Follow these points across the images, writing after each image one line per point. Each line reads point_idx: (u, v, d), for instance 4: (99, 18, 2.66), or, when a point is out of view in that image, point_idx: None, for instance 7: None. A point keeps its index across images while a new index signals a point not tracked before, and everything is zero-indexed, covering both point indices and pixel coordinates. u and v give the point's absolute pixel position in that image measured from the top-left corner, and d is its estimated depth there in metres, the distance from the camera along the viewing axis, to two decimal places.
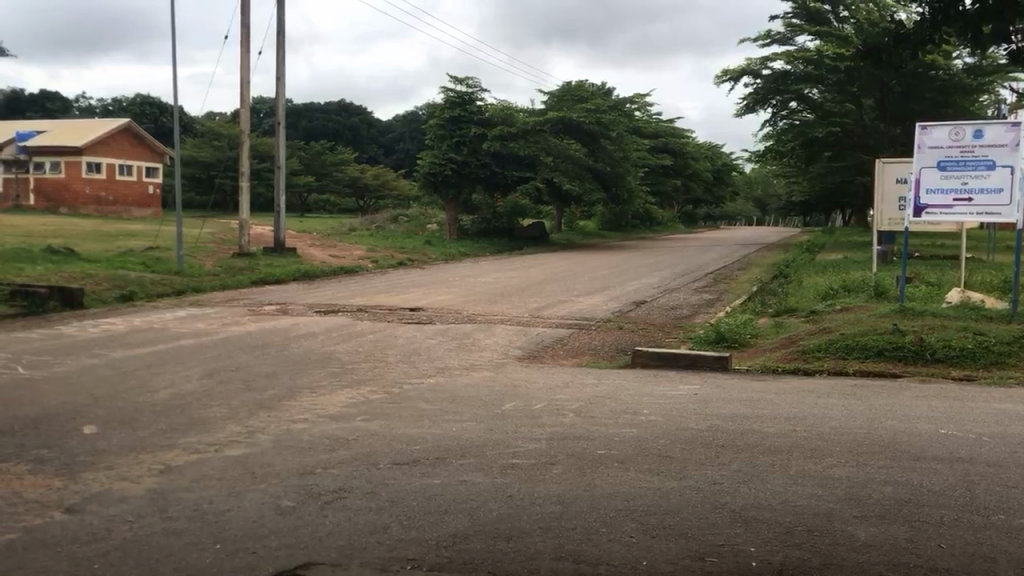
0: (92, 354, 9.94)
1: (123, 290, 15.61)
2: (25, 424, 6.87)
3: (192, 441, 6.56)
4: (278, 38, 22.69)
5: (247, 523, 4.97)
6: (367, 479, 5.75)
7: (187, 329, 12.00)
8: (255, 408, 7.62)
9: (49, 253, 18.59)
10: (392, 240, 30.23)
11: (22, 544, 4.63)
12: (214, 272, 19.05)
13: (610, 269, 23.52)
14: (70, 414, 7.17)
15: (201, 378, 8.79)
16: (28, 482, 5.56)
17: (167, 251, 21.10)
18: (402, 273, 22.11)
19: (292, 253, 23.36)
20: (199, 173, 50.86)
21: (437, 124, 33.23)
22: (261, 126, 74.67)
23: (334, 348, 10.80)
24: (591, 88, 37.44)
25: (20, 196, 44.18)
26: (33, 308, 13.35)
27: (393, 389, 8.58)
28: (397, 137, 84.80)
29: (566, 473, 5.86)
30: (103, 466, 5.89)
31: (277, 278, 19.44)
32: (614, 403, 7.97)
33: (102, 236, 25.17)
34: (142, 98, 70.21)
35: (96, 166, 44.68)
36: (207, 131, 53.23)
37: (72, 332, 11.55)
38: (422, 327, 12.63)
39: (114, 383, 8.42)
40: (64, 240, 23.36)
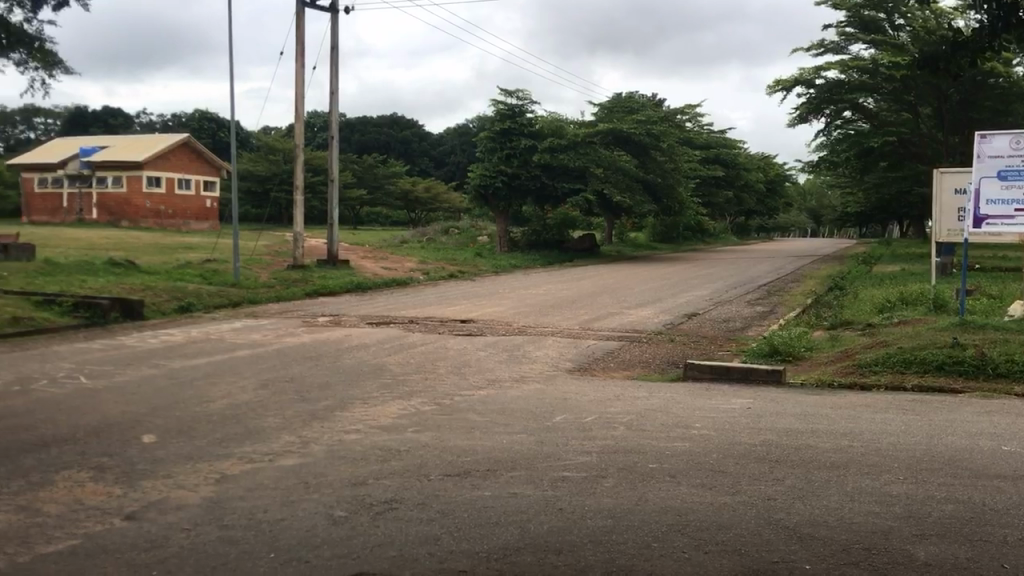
0: (152, 364, 10.15)
1: (182, 301, 15.91)
2: (87, 432, 7.02)
3: (248, 451, 6.67)
4: (332, 52, 23.08)
5: (302, 532, 5.04)
6: (418, 491, 5.78)
7: (244, 340, 12.19)
8: (309, 419, 7.72)
9: (110, 266, 19.06)
10: (443, 252, 30.46)
11: (82, 551, 4.70)
12: (269, 284, 19.34)
13: (662, 281, 23.38)
14: (129, 424, 7.31)
15: (256, 389, 8.90)
16: (89, 489, 5.67)
17: (223, 264, 21.48)
18: (454, 285, 22.26)
19: (344, 264, 23.60)
20: (255, 187, 51.78)
21: (488, 136, 33.35)
22: (315, 141, 75.85)
23: (386, 359, 10.89)
24: (642, 100, 37.38)
25: (84, 210, 45.59)
26: (95, 319, 13.64)
27: (444, 400, 8.62)
28: (447, 149, 85.23)
29: (617, 487, 5.84)
30: (162, 474, 6.02)
31: (330, 289, 19.69)
32: (666, 416, 7.91)
33: (161, 249, 25.63)
34: (201, 113, 71.89)
35: (156, 180, 45.73)
36: (262, 145, 54.18)
37: (133, 342, 11.80)
38: (473, 339, 12.67)
39: (173, 393, 8.56)
40: (125, 253, 24.00)
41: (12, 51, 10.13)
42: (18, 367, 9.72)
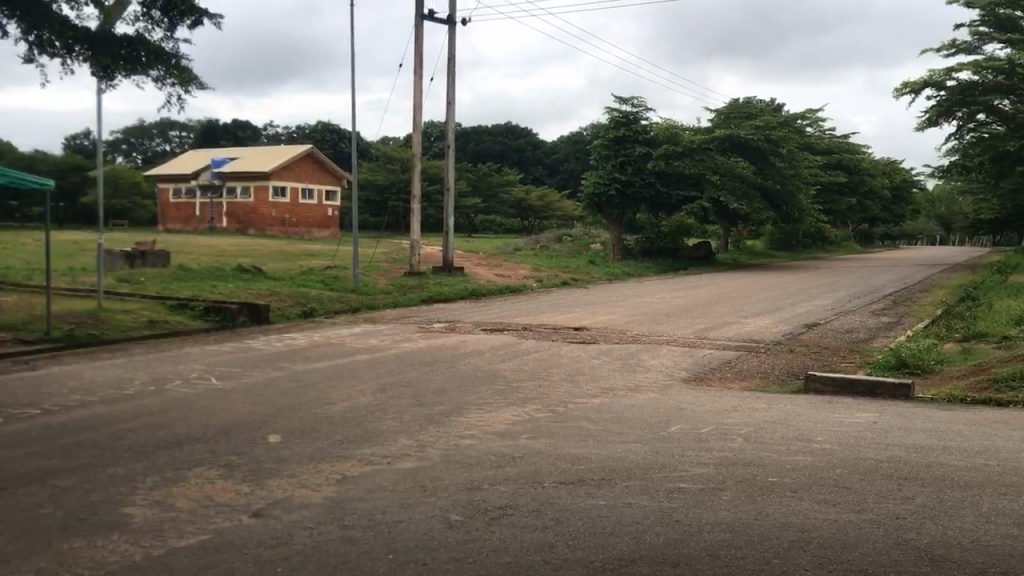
0: (278, 367, 10.52)
1: (304, 306, 16.46)
2: (217, 431, 7.32)
3: (367, 453, 6.83)
4: (449, 64, 23.49)
5: (420, 534, 5.12)
6: (532, 498, 5.80)
7: (363, 345, 12.51)
8: (425, 423, 7.85)
9: (239, 272, 19.88)
10: (556, 260, 30.53)
11: (213, 544, 4.89)
12: (387, 290, 19.80)
13: (780, 290, 22.80)
14: (257, 424, 7.60)
15: (374, 393, 9.10)
16: (219, 486, 5.90)
17: (343, 271, 22.13)
18: (567, 293, 22.27)
19: (459, 271, 23.96)
20: (374, 196, 53.13)
21: (602, 144, 33.28)
22: (431, 150, 77.28)
23: (500, 366, 10.98)
24: (760, 105, 36.62)
25: (215, 219, 47.97)
26: (224, 323, 14.24)
27: (558, 408, 8.62)
28: (561, 157, 85.44)
29: (735, 500, 5.71)
30: (286, 473, 6.22)
31: (445, 296, 20.02)
32: (786, 429, 7.69)
33: (286, 257, 26.61)
34: (323, 125, 74.32)
35: (282, 190, 47.52)
36: (381, 155, 55.56)
37: (260, 346, 12.26)
38: (586, 347, 12.63)
39: (296, 395, 8.86)
40: (252, 260, 25.02)
41: (151, 68, 10.62)
42: (155, 368, 10.23)
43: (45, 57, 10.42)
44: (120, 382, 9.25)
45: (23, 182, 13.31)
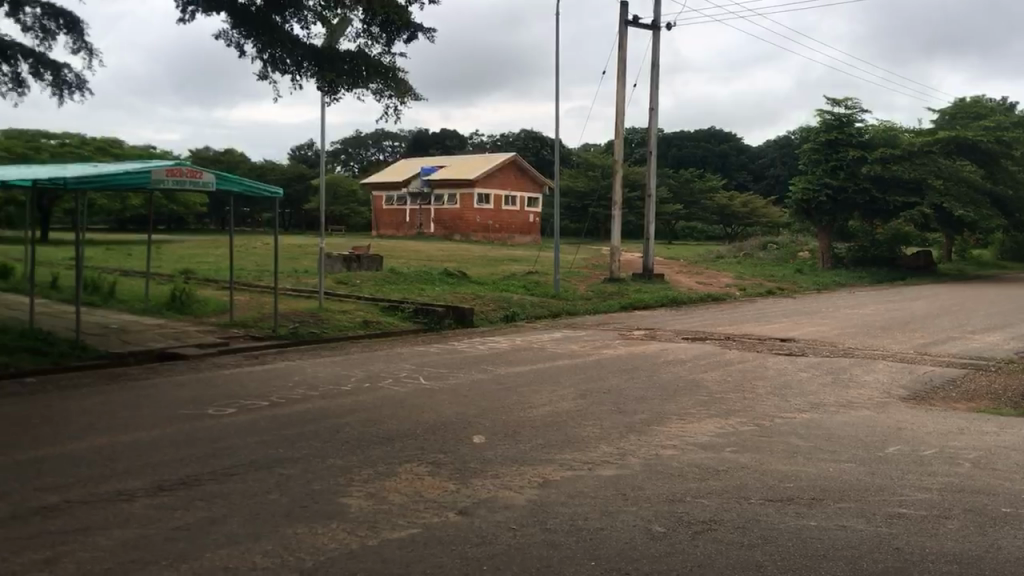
0: (481, 369, 10.78)
1: (507, 311, 16.83)
2: (426, 429, 7.59)
3: (568, 458, 6.85)
4: (653, 70, 23.32)
5: (621, 543, 5.07)
6: (738, 513, 5.61)
7: (564, 350, 12.60)
8: (626, 431, 7.79)
9: (445, 276, 20.62)
10: (760, 268, 29.61)
11: (422, 539, 5.05)
12: (587, 296, 19.90)
13: (1012, 303, 20.97)
14: (463, 424, 7.82)
15: (575, 398, 9.14)
16: (427, 482, 6.10)
17: (545, 276, 22.46)
18: (773, 302, 21.52)
19: (660, 278, 23.71)
20: (574, 203, 53.55)
21: (811, 147, 31.96)
22: (632, 157, 77.07)
23: (703, 376, 10.73)
24: (990, 104, 33.91)
25: (423, 224, 50.24)
26: (432, 325, 14.77)
27: (763, 421, 8.31)
28: (766, 162, 82.64)
29: (963, 530, 5.26)
30: (491, 474, 6.35)
31: (645, 303, 19.86)
32: (1021, 457, 7.03)
33: (490, 261, 27.36)
34: (527, 133, 75.93)
35: (486, 198, 48.82)
36: (583, 161, 55.96)
37: (465, 348, 12.64)
38: (794, 359, 12.13)
39: (500, 398, 9.04)
40: (457, 264, 25.92)
41: (370, 81, 11.14)
42: (369, 366, 10.76)
43: (277, 74, 11.22)
44: (337, 379, 9.80)
45: (255, 189, 14.43)
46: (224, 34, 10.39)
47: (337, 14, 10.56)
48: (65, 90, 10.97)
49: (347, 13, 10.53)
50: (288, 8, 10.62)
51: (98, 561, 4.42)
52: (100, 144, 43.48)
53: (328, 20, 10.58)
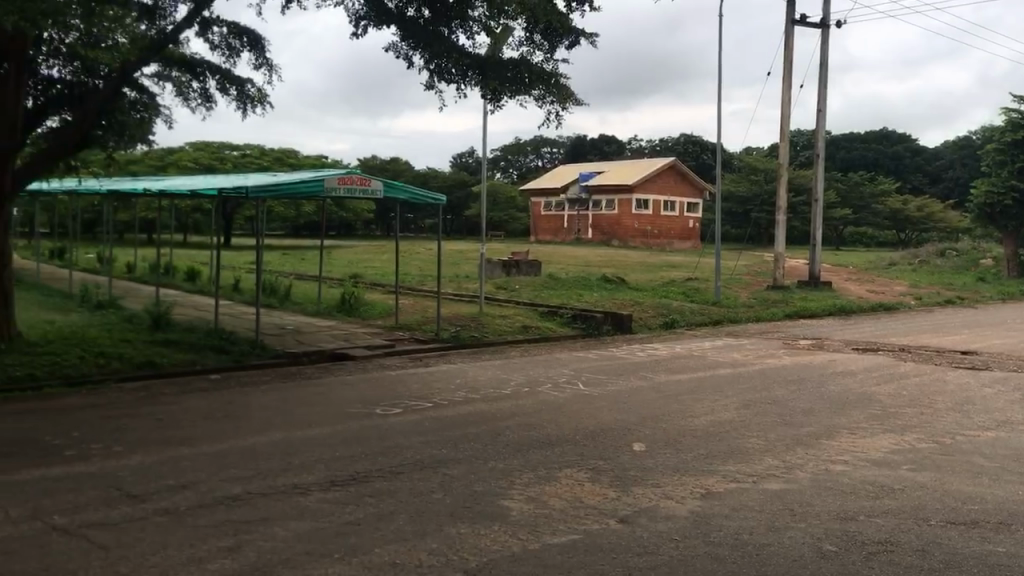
0: (641, 377, 10.66)
1: (667, 318, 16.59)
2: (586, 435, 7.57)
3: (731, 470, 6.66)
4: (821, 70, 22.45)
5: (789, 560, 4.88)
6: (917, 535, 5.29)
7: (726, 359, 12.29)
8: (794, 444, 7.51)
9: (604, 282, 20.56)
10: (939, 276, 27.95)
11: (583, 545, 5.02)
12: (749, 304, 19.36)
13: None
14: (622, 431, 7.75)
15: (738, 408, 8.88)
16: (588, 488, 6.08)
17: (705, 283, 22.03)
18: (952, 312, 20.24)
19: (827, 285, 22.79)
20: (736, 208, 52.27)
21: (997, 147, 29.92)
22: (797, 160, 74.50)
23: (876, 389, 10.20)
24: None
25: (581, 230, 50.54)
26: (590, 331, 14.75)
27: (943, 439, 7.81)
28: (945, 164, 77.95)
29: None
30: (651, 483, 6.26)
31: (812, 311, 19.12)
32: None
33: (649, 268, 27.14)
34: (686, 137, 74.86)
35: (645, 203, 48.47)
36: (745, 166, 54.56)
37: (624, 354, 12.54)
38: (977, 373, 11.34)
39: (660, 406, 8.91)
40: (615, 270, 25.81)
41: (534, 88, 11.24)
42: (529, 370, 10.85)
43: (443, 83, 11.51)
44: (498, 382, 9.94)
45: (420, 196, 14.85)
46: (394, 46, 10.74)
47: (500, 23, 10.71)
48: (248, 104, 11.64)
49: (511, 22, 10.66)
50: (454, 20, 10.87)
51: (275, 551, 4.65)
52: (278, 155, 46.12)
53: (492, 30, 10.75)
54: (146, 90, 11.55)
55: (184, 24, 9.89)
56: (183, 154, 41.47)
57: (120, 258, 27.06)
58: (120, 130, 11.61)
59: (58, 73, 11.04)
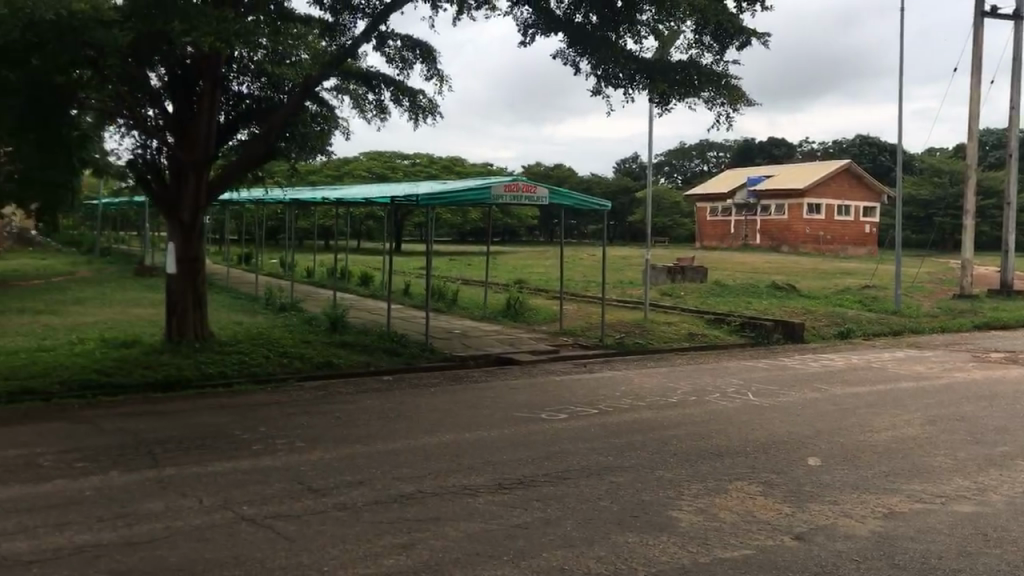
0: (815, 388, 10.23)
1: (842, 327, 15.87)
2: (757, 447, 7.32)
3: (916, 490, 6.27)
4: (1016, 63, 20.94)
5: None
6: None
7: (907, 372, 11.61)
8: (986, 464, 6.99)
9: (774, 290, 19.92)
10: None
11: (756, 562, 4.84)
12: (933, 313, 18.24)
13: None
14: (796, 444, 7.45)
15: (923, 424, 8.37)
16: (760, 503, 5.86)
17: (884, 291, 20.94)
18: None
19: (1022, 294, 21.16)
20: (917, 212, 49.45)
21: None
22: (987, 160, 69.72)
23: None
24: None
25: (749, 236, 49.23)
26: (759, 340, 14.30)
27: None
28: None
29: None
30: (828, 500, 5.98)
31: (1004, 322, 17.79)
32: None
33: (823, 275, 26.10)
34: (863, 138, 71.64)
35: (817, 207, 46.70)
36: (927, 167, 51.55)
37: (796, 365, 12.08)
38: None
39: (837, 419, 8.51)
40: (786, 277, 24.96)
41: (702, 89, 11.03)
42: (695, 379, 10.62)
43: (611, 88, 11.49)
44: (664, 390, 9.78)
45: (585, 203, 14.84)
46: (561, 54, 10.80)
47: (669, 26, 10.57)
48: (420, 115, 12.02)
49: (680, 24, 10.50)
50: (622, 25, 10.82)
51: (446, 550, 4.74)
52: (446, 163, 47.46)
53: (660, 33, 10.63)
54: (326, 104, 12.14)
55: (361, 39, 10.34)
56: (358, 164, 43.37)
57: (302, 263, 28.61)
58: (302, 142, 12.24)
59: (247, 89, 11.79)
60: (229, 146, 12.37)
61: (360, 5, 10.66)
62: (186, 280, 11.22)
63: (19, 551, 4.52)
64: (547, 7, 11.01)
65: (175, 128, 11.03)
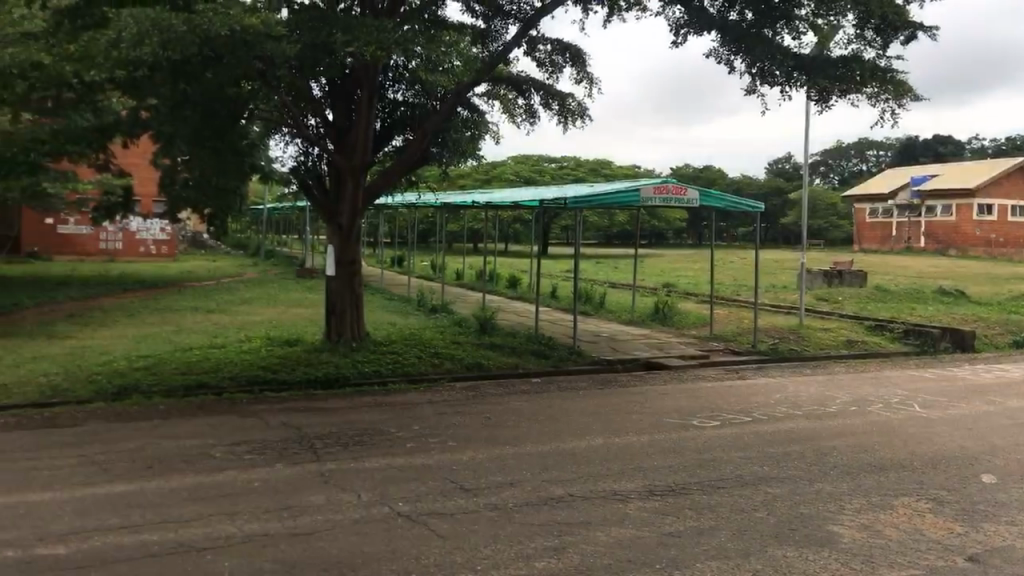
0: (988, 400, 9.59)
1: (1017, 336, 14.83)
2: (924, 461, 6.92)
3: None
4: None
5: None
6: None
7: None
8: None
9: (940, 295, 18.85)
10: None
11: None
12: None
13: None
14: (968, 460, 7.00)
15: None
16: (929, 521, 5.53)
17: None
18: None
19: None
20: None
21: None
22: None
23: None
24: None
25: (912, 239, 46.84)
26: (924, 348, 13.54)
27: None
28: None
29: None
30: (1006, 520, 5.58)
31: None
32: None
33: (996, 280, 24.53)
34: None
35: (989, 207, 44.02)
36: None
37: (966, 375, 11.37)
38: None
39: (1013, 434, 7.95)
40: (954, 282, 23.59)
41: (865, 85, 10.55)
42: (855, 388, 10.17)
43: (767, 86, 11.18)
44: (822, 399, 9.41)
45: (736, 205, 14.46)
46: (715, 53, 10.57)
47: (828, 21, 10.18)
48: (569, 118, 12.04)
49: (840, 18, 10.10)
50: (779, 20, 10.49)
51: (597, 556, 4.70)
52: (592, 166, 47.49)
53: (819, 27, 10.25)
54: (476, 109, 12.34)
55: (512, 44, 10.47)
56: (506, 168, 43.99)
57: (452, 266, 29.26)
58: (453, 147, 12.49)
59: (402, 97, 12.12)
60: (384, 152, 12.77)
61: (511, 11, 10.79)
62: (344, 283, 11.65)
63: (194, 537, 4.80)
64: (700, 5, 10.80)
65: (334, 136, 11.47)
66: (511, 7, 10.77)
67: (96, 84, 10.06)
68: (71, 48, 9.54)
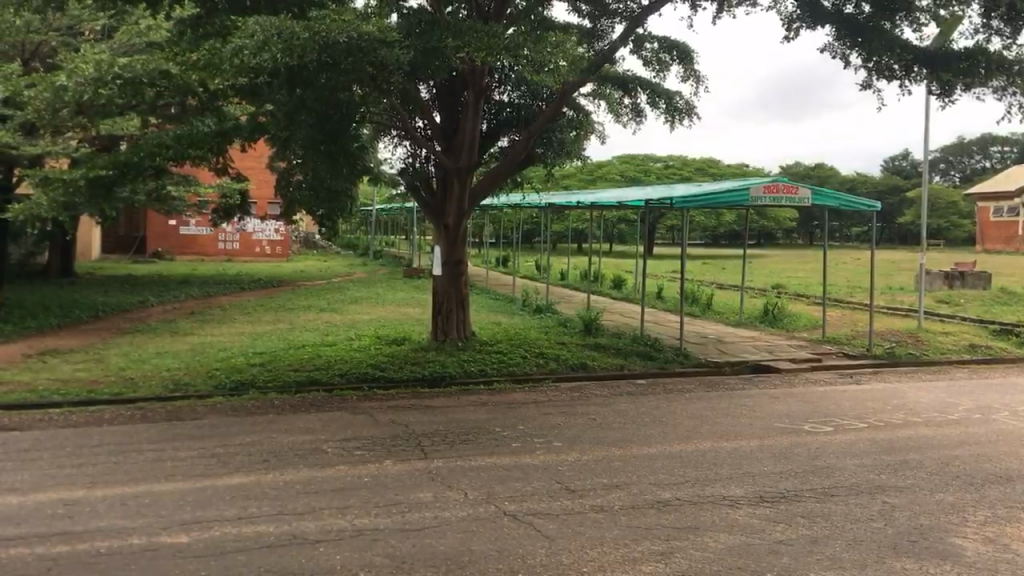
0: None
1: None
2: None
3: None
4: None
5: None
6: None
7: None
8: None
9: None
10: None
11: None
12: None
13: None
14: None
15: None
16: None
17: None
18: None
19: None
20: None
21: None
22: None
23: None
24: None
25: None
26: None
27: None
28: None
29: None
30: None
31: None
32: None
33: None
34: None
35: None
36: None
37: None
38: None
39: None
40: None
41: (990, 79, 10.09)
42: (978, 395, 9.67)
43: (883, 80, 10.75)
44: (943, 407, 8.99)
45: (851, 203, 13.99)
46: (829, 48, 10.23)
47: (953, 11, 9.73)
48: (676, 117, 11.86)
49: (965, 8, 9.64)
50: (899, 12, 10.07)
51: (705, 561, 4.62)
52: (698, 164, 46.89)
53: (943, 19, 9.81)
54: (582, 109, 12.30)
55: (619, 43, 10.33)
56: (611, 168, 43.88)
57: (557, 266, 29.23)
58: (559, 148, 12.47)
59: (508, 98, 12.21)
60: (491, 152, 12.86)
61: (617, 10, 10.64)
62: (451, 282, 11.79)
63: (308, 530, 4.94)
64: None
65: (441, 137, 11.64)
66: (617, 5, 10.59)
67: (217, 89, 10.46)
68: (195, 55, 9.97)
